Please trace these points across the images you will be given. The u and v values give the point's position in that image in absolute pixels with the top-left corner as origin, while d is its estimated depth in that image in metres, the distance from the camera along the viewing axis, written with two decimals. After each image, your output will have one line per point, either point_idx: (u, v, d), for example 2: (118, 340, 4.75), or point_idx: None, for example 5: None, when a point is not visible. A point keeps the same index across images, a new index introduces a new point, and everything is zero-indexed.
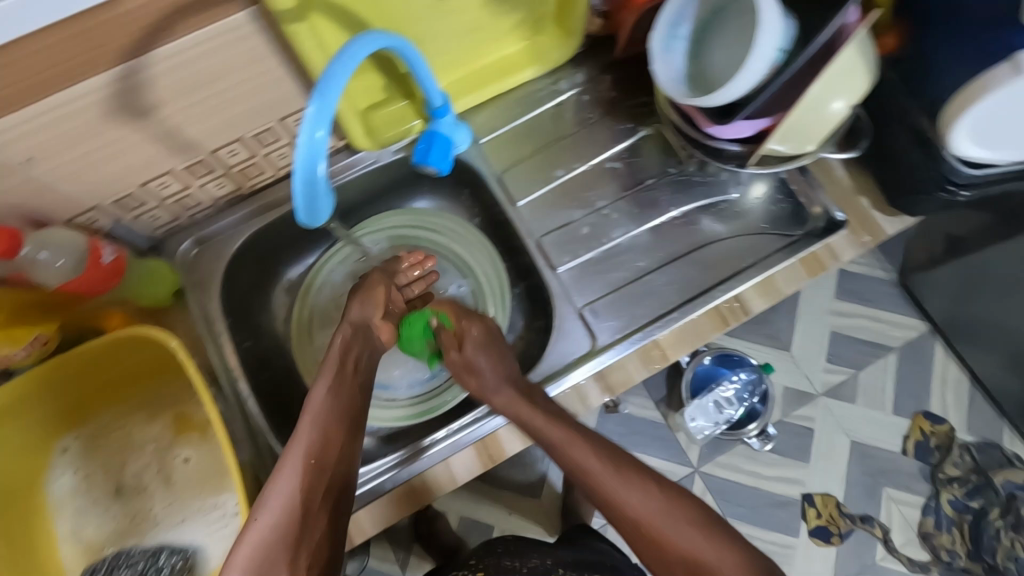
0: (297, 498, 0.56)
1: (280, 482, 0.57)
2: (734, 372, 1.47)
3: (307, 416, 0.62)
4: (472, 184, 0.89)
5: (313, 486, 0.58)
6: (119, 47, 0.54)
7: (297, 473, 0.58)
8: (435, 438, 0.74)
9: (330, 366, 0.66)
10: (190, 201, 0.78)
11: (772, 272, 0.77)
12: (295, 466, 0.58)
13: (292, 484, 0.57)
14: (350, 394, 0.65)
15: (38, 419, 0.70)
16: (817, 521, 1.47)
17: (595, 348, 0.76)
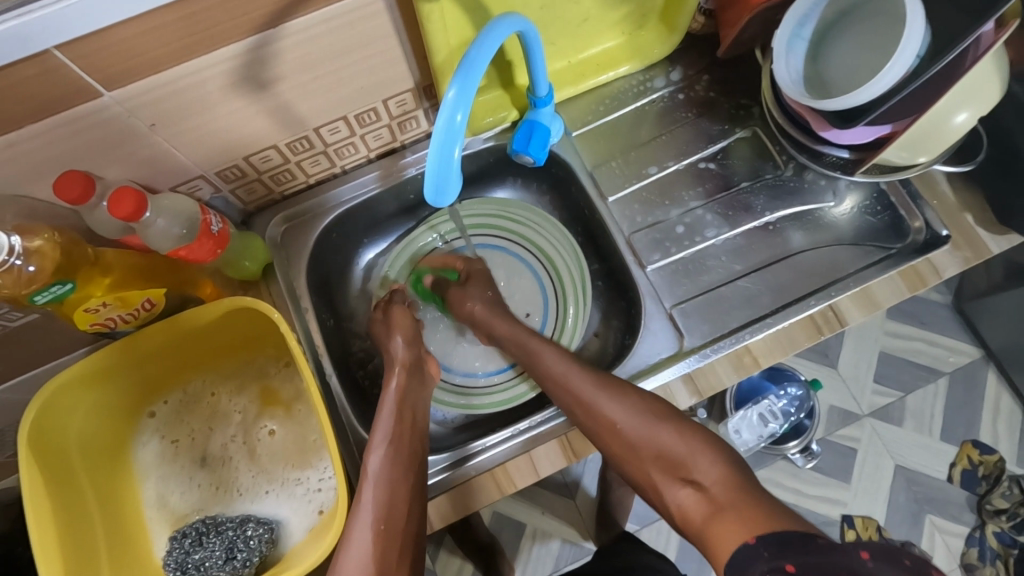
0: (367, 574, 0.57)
1: (349, 559, 0.58)
2: (780, 386, 1.45)
3: (368, 482, 0.62)
4: (558, 178, 0.88)
5: (383, 559, 0.58)
6: (256, 17, 0.54)
7: (366, 547, 0.58)
8: (515, 431, 0.74)
9: (382, 427, 0.66)
10: (285, 177, 0.78)
11: (870, 284, 0.75)
12: (366, 534, 0.59)
13: (363, 558, 0.58)
14: (407, 454, 0.65)
15: (132, 384, 0.70)
16: None
17: (682, 350, 0.76)
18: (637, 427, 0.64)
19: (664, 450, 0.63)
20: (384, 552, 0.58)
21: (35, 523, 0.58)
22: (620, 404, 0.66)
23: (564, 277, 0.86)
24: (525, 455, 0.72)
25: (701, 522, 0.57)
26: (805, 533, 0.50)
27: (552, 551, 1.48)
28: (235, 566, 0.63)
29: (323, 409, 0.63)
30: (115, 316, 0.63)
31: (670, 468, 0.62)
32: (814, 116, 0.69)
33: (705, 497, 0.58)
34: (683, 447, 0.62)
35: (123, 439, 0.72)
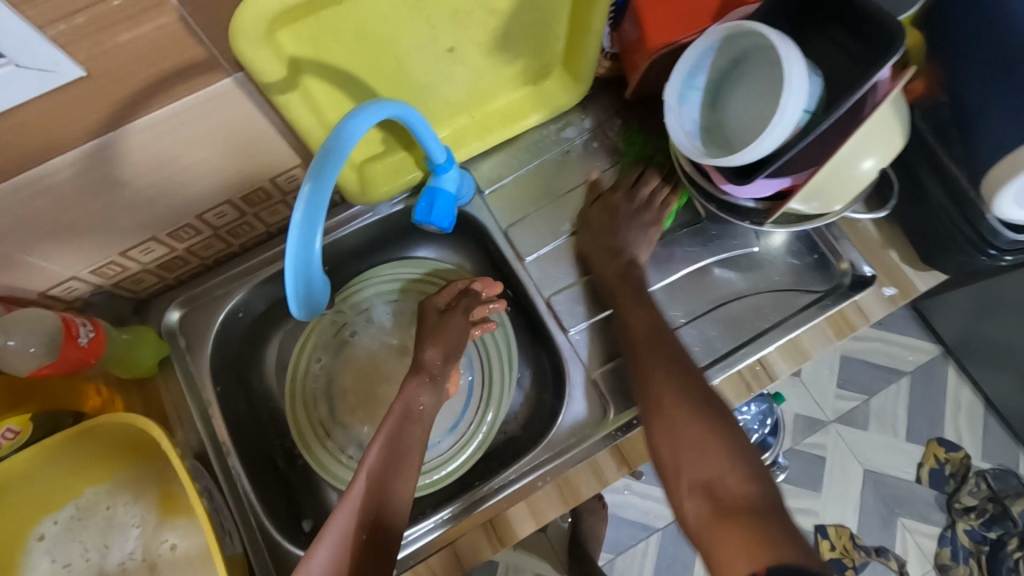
0: (339, 568, 0.57)
1: (321, 553, 0.57)
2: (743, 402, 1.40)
3: (359, 484, 0.62)
4: (476, 236, 0.84)
5: (354, 558, 0.57)
6: (89, 123, 0.49)
7: (343, 549, 0.58)
8: (484, 492, 0.70)
9: (387, 428, 0.66)
10: (176, 263, 0.73)
11: (797, 334, 0.73)
12: (343, 535, 0.58)
13: (337, 561, 0.57)
14: (406, 459, 0.65)
15: (14, 510, 0.65)
16: (831, 553, 1.41)
17: (608, 420, 0.71)
18: (684, 426, 0.61)
19: (688, 456, 0.60)
20: (360, 553, 0.58)
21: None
22: (667, 393, 0.64)
23: (489, 340, 0.83)
24: (450, 545, 0.68)
25: (703, 530, 0.56)
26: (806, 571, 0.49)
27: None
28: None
29: (212, 532, 0.58)
30: None
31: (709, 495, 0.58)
32: (714, 169, 0.65)
33: (717, 509, 0.56)
34: (716, 460, 0.59)
35: (9, 566, 0.65)
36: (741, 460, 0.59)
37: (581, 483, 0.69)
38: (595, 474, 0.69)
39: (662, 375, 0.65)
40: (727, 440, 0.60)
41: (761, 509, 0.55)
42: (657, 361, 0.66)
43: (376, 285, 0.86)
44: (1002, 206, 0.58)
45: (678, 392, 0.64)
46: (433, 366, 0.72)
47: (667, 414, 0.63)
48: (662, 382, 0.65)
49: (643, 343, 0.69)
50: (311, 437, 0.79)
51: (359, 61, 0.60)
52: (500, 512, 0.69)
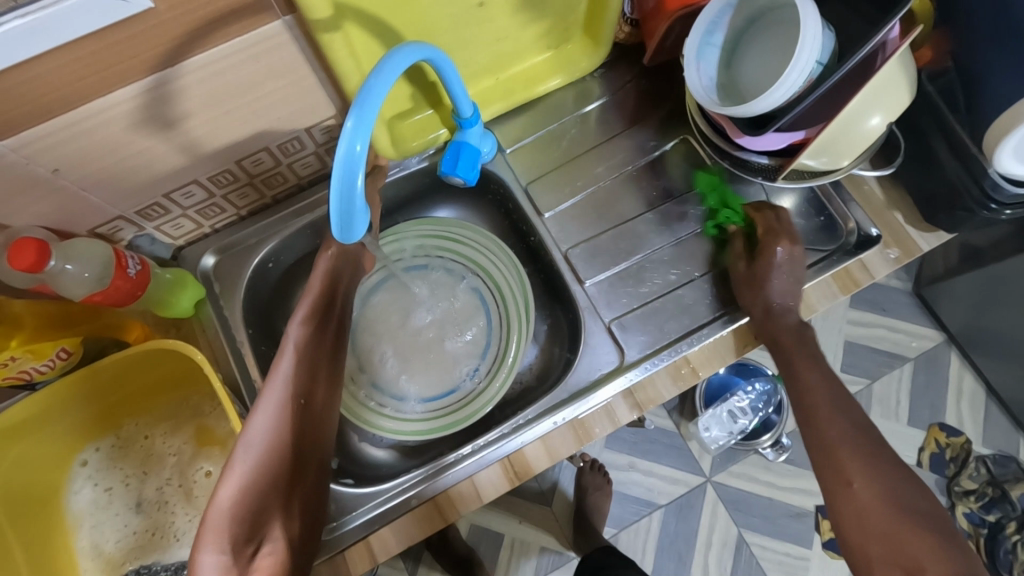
0: (281, 433, 0.59)
1: (263, 415, 0.58)
2: (749, 381, 1.46)
3: (287, 353, 0.63)
4: (497, 195, 0.87)
5: (296, 424, 0.61)
6: (149, 58, 0.52)
7: (281, 412, 0.60)
8: (460, 454, 0.72)
9: (307, 306, 0.68)
10: (213, 210, 0.77)
11: (805, 289, 0.76)
12: (281, 401, 0.60)
13: (278, 425, 0.59)
14: (325, 332, 0.69)
15: (57, 434, 0.68)
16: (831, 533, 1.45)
17: (623, 364, 0.75)
18: (876, 504, 0.56)
19: (902, 552, 0.54)
20: (296, 414, 0.61)
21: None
22: (856, 471, 0.58)
23: (508, 295, 0.86)
24: (468, 479, 0.71)
25: None
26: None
27: (532, 562, 1.47)
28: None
29: None
30: (30, 368, 0.62)
31: (896, 561, 0.54)
32: (729, 124, 0.69)
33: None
34: (923, 549, 0.53)
35: (53, 488, 0.69)
36: (939, 540, 0.53)
37: (595, 424, 0.72)
38: (607, 415, 0.73)
39: (863, 462, 0.59)
40: (916, 522, 0.55)
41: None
42: (845, 434, 0.61)
43: (398, 241, 0.88)
44: (1001, 159, 0.61)
45: (857, 454, 0.59)
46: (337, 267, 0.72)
47: (853, 490, 0.58)
48: (873, 480, 0.58)
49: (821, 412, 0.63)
50: None
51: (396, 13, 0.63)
52: (517, 448, 0.72)
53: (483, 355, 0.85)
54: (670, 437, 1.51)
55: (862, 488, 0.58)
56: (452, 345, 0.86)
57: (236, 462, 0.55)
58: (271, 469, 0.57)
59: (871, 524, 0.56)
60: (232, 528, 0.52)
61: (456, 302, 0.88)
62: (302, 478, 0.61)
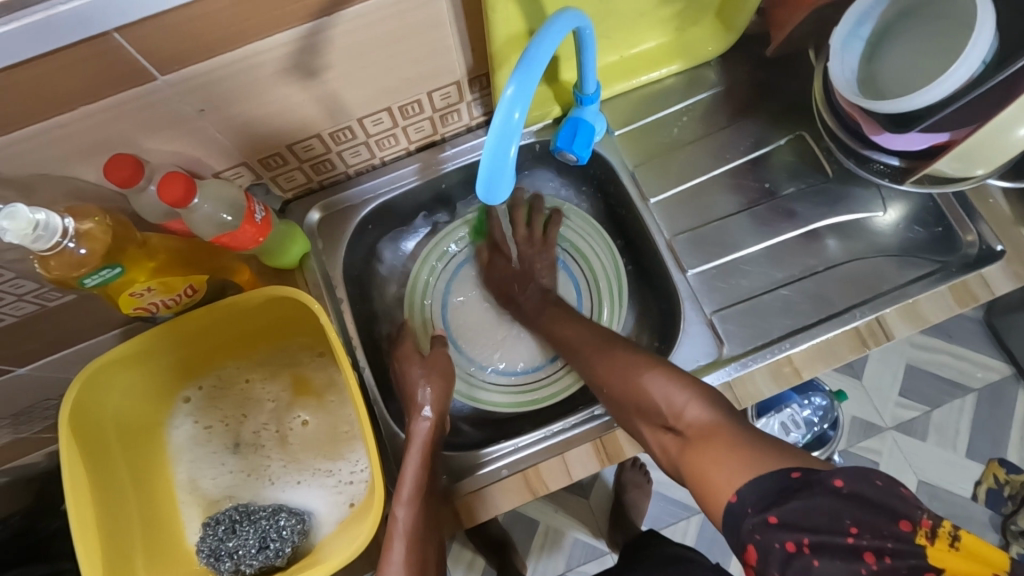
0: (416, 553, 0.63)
1: (396, 542, 0.62)
2: (805, 395, 1.43)
3: (415, 453, 0.66)
4: (598, 177, 0.87)
5: (426, 536, 0.64)
6: (312, 5, 0.53)
7: (419, 506, 0.64)
8: (552, 429, 0.73)
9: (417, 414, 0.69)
10: (325, 166, 0.78)
11: (918, 298, 0.73)
12: (414, 517, 0.64)
13: (413, 545, 0.63)
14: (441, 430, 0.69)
15: (169, 368, 0.70)
16: None
17: (720, 357, 0.74)
18: (620, 380, 0.67)
19: (641, 399, 0.64)
20: (428, 517, 0.65)
21: (73, 501, 0.59)
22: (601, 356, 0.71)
23: (602, 278, 0.86)
24: (558, 456, 0.71)
25: (678, 457, 0.60)
26: (782, 469, 0.51)
27: (565, 552, 1.47)
28: (267, 555, 0.63)
29: (363, 406, 0.62)
30: (157, 301, 0.64)
31: (649, 418, 0.64)
32: (868, 119, 0.66)
33: (680, 439, 0.60)
34: (675, 397, 0.62)
35: (157, 420, 0.72)
36: (689, 385, 0.63)
37: None
38: None
39: (622, 358, 0.69)
40: (695, 384, 0.63)
41: (716, 431, 0.57)
42: (611, 351, 0.71)
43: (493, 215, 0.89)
44: None
45: (623, 361, 0.68)
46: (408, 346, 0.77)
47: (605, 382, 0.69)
48: (619, 370, 0.68)
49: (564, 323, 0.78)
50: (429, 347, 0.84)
51: None
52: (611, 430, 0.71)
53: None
54: None
55: (651, 378, 0.65)
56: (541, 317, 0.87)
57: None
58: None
59: (618, 392, 0.67)
60: None
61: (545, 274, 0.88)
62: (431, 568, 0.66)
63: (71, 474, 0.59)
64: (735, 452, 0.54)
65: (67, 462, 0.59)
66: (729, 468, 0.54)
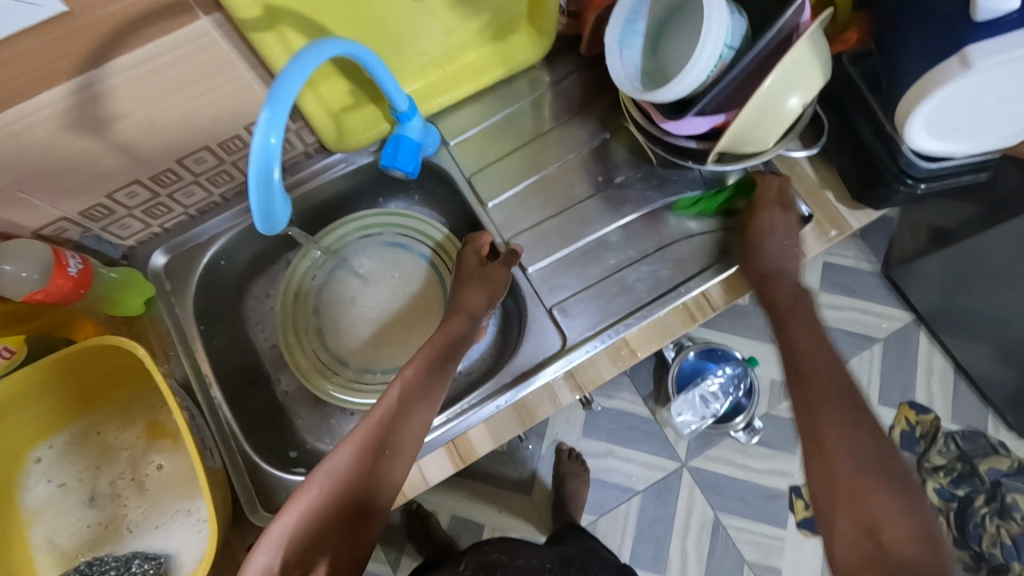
0: (352, 472, 0.61)
1: (338, 454, 0.62)
2: (719, 366, 1.50)
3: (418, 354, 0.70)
4: (446, 187, 0.89)
5: (367, 467, 0.61)
6: (70, 61, 0.54)
7: (359, 450, 0.62)
8: None
9: (423, 351, 0.70)
10: (160, 210, 0.78)
11: (740, 268, 0.78)
12: (360, 444, 0.62)
13: (350, 465, 0.61)
14: (431, 384, 0.68)
15: (9, 431, 0.69)
16: (805, 512, 1.48)
17: (566, 346, 0.77)
18: (845, 462, 0.56)
19: (867, 500, 0.54)
20: (374, 459, 0.62)
21: None
22: (848, 446, 0.57)
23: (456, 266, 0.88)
24: (413, 463, 0.73)
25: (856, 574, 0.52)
26: None
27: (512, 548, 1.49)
28: None
29: (192, 436, 0.64)
30: None
31: (860, 514, 0.54)
32: (654, 109, 0.71)
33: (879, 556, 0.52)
34: (886, 500, 0.54)
35: (7, 483, 0.70)
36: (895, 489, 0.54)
37: (538, 406, 0.74)
38: (549, 397, 0.74)
39: (844, 421, 0.58)
40: (891, 482, 0.55)
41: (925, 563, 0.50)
42: (838, 382, 0.61)
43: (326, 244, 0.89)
44: (913, 135, 0.64)
45: (869, 436, 0.57)
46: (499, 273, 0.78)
47: (831, 463, 0.57)
48: (833, 426, 0.58)
49: (815, 358, 0.63)
50: (314, 373, 0.85)
51: (331, 19, 0.66)
52: (466, 429, 0.73)
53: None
54: (648, 423, 1.54)
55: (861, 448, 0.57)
56: (414, 309, 0.88)
57: (309, 488, 0.60)
58: (334, 497, 0.60)
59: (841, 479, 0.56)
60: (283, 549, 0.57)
61: (410, 271, 0.90)
62: (361, 516, 0.61)
63: None
64: None
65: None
66: None
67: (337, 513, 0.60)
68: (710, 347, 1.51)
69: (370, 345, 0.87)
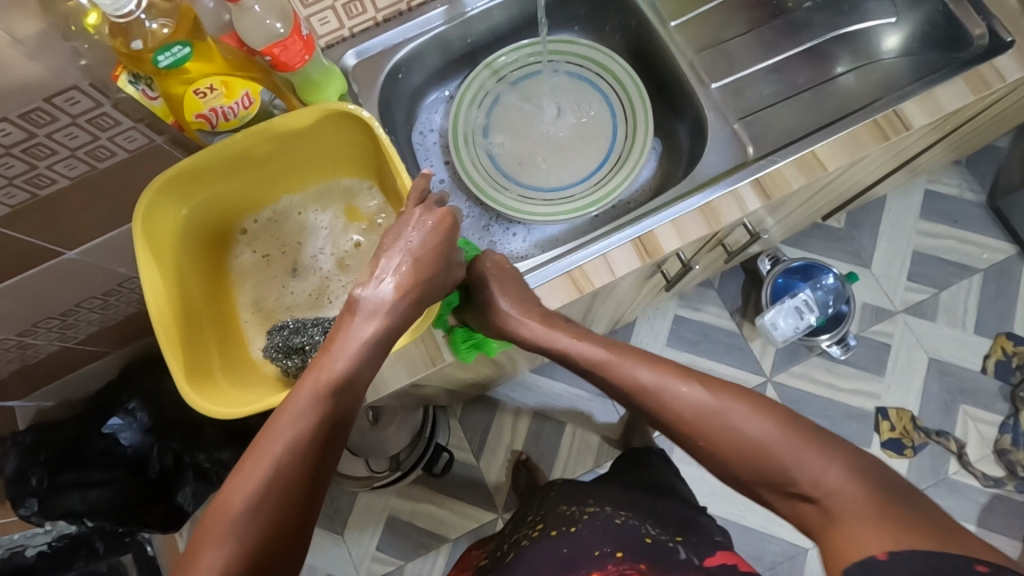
0: (305, 440, 0.52)
1: (286, 421, 0.53)
2: (812, 283, 1.44)
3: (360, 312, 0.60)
4: (620, 18, 0.89)
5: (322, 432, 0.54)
6: None
7: (309, 420, 0.53)
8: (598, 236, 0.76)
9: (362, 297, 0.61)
10: (356, 8, 0.80)
11: (933, 89, 0.76)
12: (306, 409, 0.54)
13: (304, 432, 0.53)
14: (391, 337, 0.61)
15: (224, 194, 0.72)
16: (890, 433, 1.42)
17: (749, 157, 0.78)
18: (755, 429, 0.56)
19: (765, 470, 0.55)
20: (331, 424, 0.55)
21: (156, 303, 0.62)
22: (825, 474, 0.52)
23: (633, 91, 0.88)
24: (601, 256, 0.74)
25: (820, 529, 0.52)
26: (955, 558, 0.45)
27: (592, 454, 1.41)
28: None
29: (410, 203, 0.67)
30: (219, 108, 0.66)
31: (770, 482, 0.55)
32: None
33: (821, 509, 0.52)
34: (780, 452, 0.55)
35: (220, 246, 0.74)
36: (830, 454, 0.53)
37: (727, 210, 0.74)
38: (736, 201, 0.75)
39: (743, 409, 0.57)
40: (780, 420, 0.56)
41: (861, 501, 0.50)
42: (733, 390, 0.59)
43: (503, 64, 0.90)
44: None
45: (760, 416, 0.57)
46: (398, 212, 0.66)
47: (712, 436, 0.58)
48: (753, 425, 0.56)
49: (676, 371, 0.62)
50: (483, 184, 0.87)
51: None
52: (672, 221, 0.74)
53: (607, 154, 0.88)
54: (733, 336, 1.50)
55: (691, 396, 0.60)
56: (578, 139, 0.90)
57: (260, 454, 0.51)
58: (287, 474, 0.51)
59: (727, 456, 0.57)
60: (236, 528, 0.49)
61: (580, 100, 0.90)
62: (317, 486, 0.53)
63: (150, 280, 0.63)
64: (886, 527, 0.48)
65: (142, 257, 0.62)
66: (869, 539, 0.48)
67: (294, 484, 0.51)
68: (807, 265, 1.45)
69: (538, 164, 0.89)
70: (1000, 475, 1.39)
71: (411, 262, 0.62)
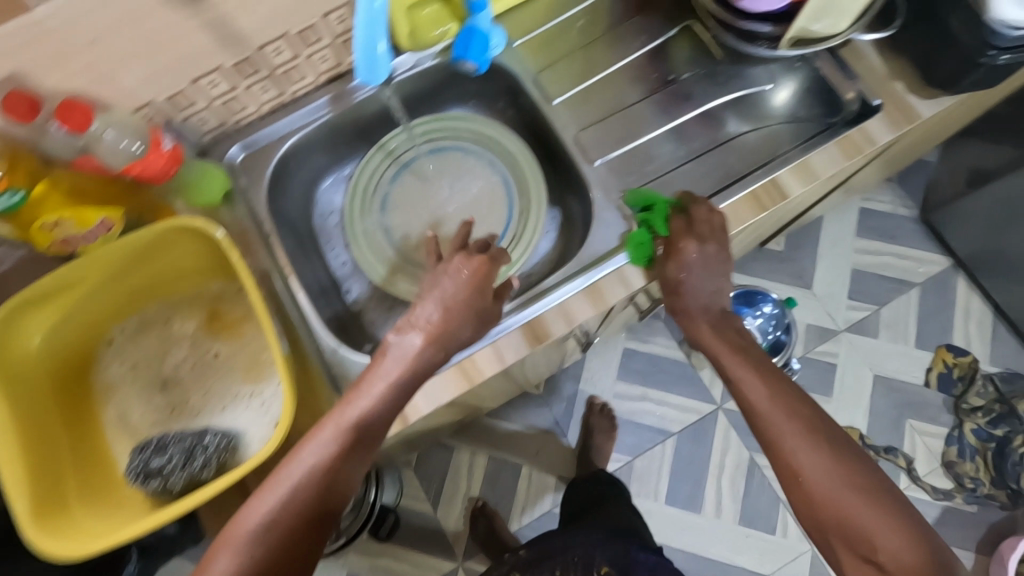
0: (296, 506, 0.58)
1: (273, 492, 0.58)
2: (755, 308, 1.41)
3: (375, 369, 0.63)
4: (510, 92, 0.90)
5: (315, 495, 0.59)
6: None
7: (295, 486, 0.58)
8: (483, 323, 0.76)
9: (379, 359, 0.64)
10: (236, 105, 0.80)
11: (808, 157, 0.78)
12: (297, 475, 0.59)
13: (295, 499, 0.58)
14: (398, 402, 0.63)
15: (82, 309, 0.72)
16: None
17: (634, 234, 0.79)
18: (831, 479, 0.60)
19: (847, 519, 0.59)
20: (324, 488, 0.59)
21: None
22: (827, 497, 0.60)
23: (523, 164, 0.88)
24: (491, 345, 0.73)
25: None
26: None
27: (550, 493, 1.37)
28: (194, 470, 0.66)
29: (266, 315, 0.67)
30: (74, 237, 0.68)
31: (848, 542, 0.59)
32: None
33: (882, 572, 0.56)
34: (839, 495, 0.60)
35: (81, 363, 0.73)
36: (882, 502, 0.59)
37: (612, 290, 0.75)
38: (622, 283, 0.75)
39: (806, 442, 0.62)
40: (856, 464, 0.61)
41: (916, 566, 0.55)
42: (825, 429, 0.64)
43: (396, 144, 0.90)
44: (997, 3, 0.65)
45: (817, 444, 0.62)
46: (446, 255, 0.72)
47: (808, 488, 0.61)
48: (812, 458, 0.62)
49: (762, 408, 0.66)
50: (381, 268, 0.87)
51: None
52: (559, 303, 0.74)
53: (502, 228, 0.88)
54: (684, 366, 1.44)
55: (805, 450, 0.62)
56: (475, 212, 0.90)
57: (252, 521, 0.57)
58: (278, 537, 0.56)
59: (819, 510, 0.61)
60: None
61: (473, 175, 0.91)
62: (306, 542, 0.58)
63: None
64: None
65: None
66: None
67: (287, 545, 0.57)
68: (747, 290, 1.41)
69: (438, 242, 0.89)
70: (949, 488, 1.37)
71: (444, 317, 0.66)
